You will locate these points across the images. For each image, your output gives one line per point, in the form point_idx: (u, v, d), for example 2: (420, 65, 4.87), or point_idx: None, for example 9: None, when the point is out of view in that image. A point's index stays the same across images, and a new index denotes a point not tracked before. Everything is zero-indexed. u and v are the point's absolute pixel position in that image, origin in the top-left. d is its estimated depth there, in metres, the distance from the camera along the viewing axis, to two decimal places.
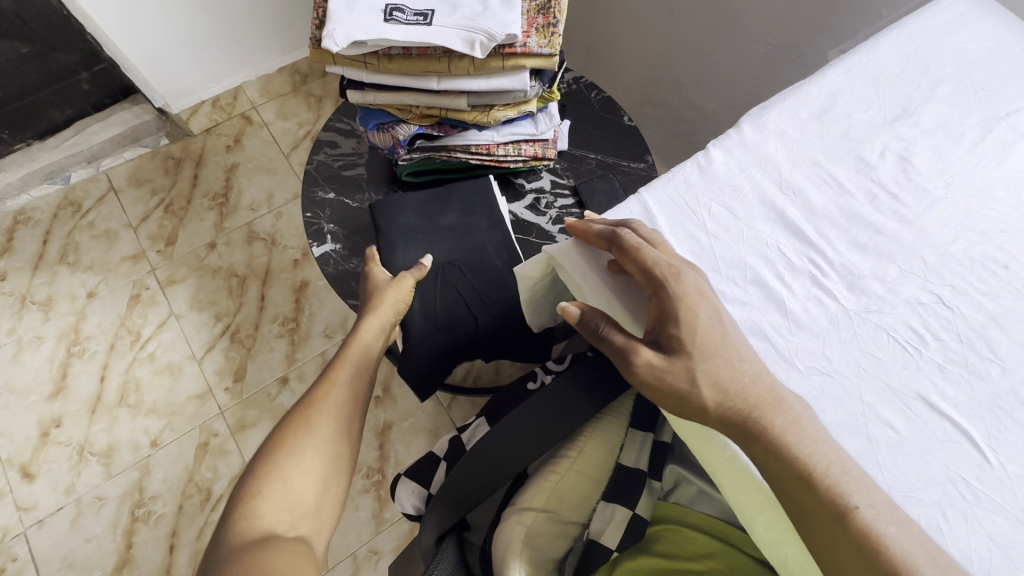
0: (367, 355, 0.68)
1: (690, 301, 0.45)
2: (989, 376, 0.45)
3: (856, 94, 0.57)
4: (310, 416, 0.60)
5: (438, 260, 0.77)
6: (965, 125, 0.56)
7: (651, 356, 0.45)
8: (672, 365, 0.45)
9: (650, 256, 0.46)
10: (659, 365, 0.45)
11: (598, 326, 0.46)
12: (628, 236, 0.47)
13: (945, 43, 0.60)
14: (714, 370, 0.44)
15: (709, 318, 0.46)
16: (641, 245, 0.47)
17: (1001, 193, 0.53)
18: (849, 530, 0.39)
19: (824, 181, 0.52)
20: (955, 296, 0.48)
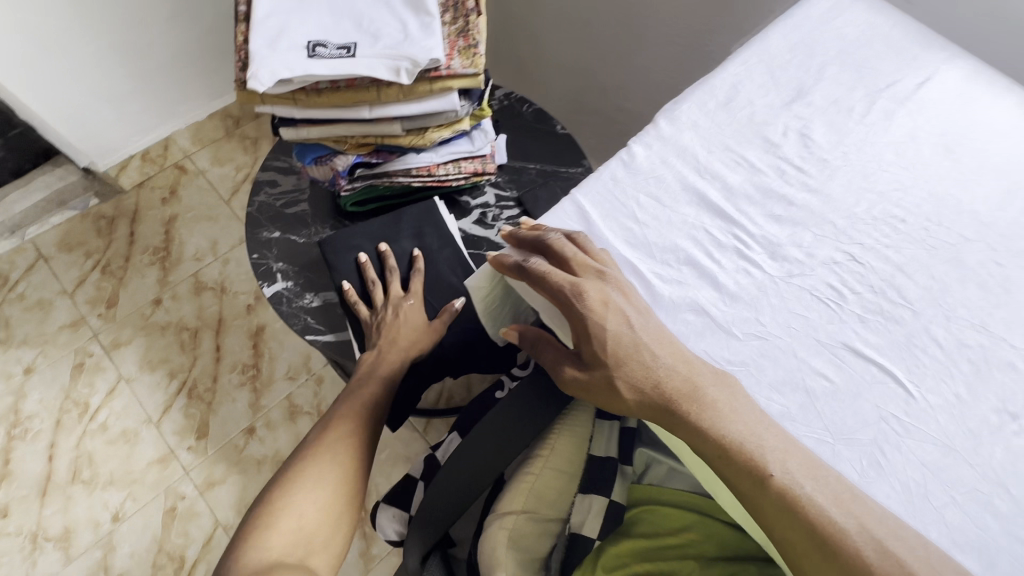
0: (390, 379, 0.71)
1: (597, 314, 0.47)
2: (902, 320, 0.50)
3: (755, 82, 0.62)
4: (331, 442, 0.64)
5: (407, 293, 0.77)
6: (853, 100, 0.62)
7: (575, 373, 0.49)
8: (594, 376, 0.48)
9: (555, 280, 0.49)
10: (581, 379, 0.48)
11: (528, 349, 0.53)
12: (535, 264, 0.50)
13: (826, 30, 0.66)
14: (628, 374, 0.47)
15: (618, 326, 0.47)
16: (543, 272, 0.49)
17: (890, 157, 0.59)
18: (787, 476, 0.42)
19: (737, 163, 0.57)
20: (865, 252, 0.53)
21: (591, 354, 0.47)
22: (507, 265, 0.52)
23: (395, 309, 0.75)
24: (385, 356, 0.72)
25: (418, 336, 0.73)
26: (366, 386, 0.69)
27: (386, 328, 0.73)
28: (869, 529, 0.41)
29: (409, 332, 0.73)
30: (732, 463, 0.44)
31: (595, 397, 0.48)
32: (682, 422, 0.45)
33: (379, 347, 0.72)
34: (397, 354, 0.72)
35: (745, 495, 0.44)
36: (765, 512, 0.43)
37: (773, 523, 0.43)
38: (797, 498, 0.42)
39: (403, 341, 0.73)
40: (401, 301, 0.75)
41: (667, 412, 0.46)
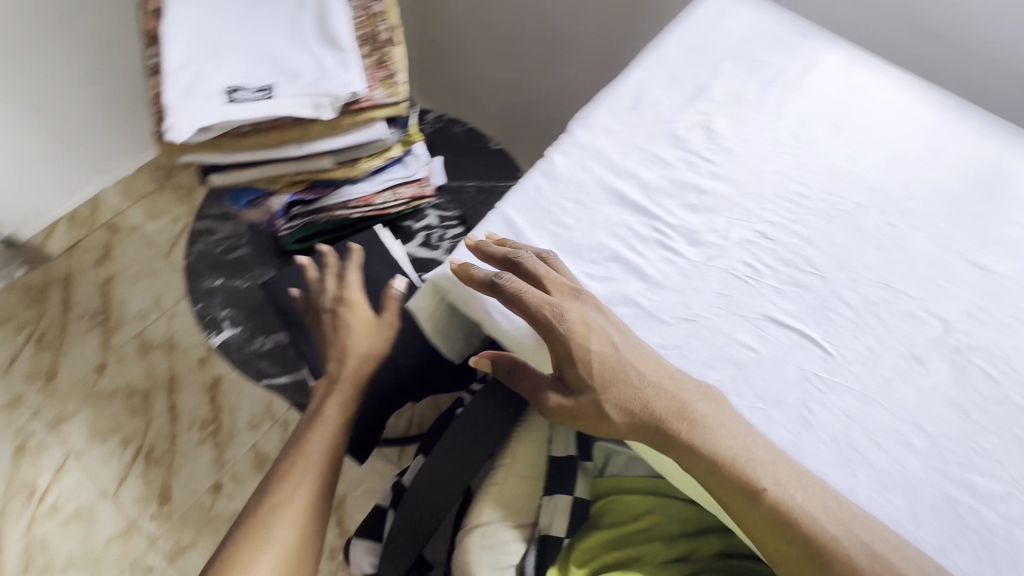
0: (346, 388, 0.69)
1: (580, 335, 0.48)
2: (813, 286, 0.54)
3: (659, 84, 0.67)
4: (291, 466, 0.63)
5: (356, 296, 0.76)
6: (748, 91, 0.67)
7: (557, 397, 0.49)
8: (581, 401, 0.48)
9: (533, 300, 0.49)
10: (562, 401, 0.48)
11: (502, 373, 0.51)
12: (510, 285, 0.50)
13: (717, 30, 0.72)
14: (618, 398, 0.47)
15: (601, 346, 0.48)
16: (518, 291, 0.50)
17: (786, 139, 0.64)
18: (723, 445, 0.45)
19: (650, 160, 0.60)
20: (773, 228, 0.57)
21: (575, 375, 0.48)
22: (482, 284, 0.51)
23: (339, 308, 0.74)
24: (338, 367, 0.70)
25: (367, 339, 0.71)
26: (323, 403, 0.68)
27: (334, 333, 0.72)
28: (814, 492, 0.44)
29: (357, 335, 0.71)
30: (727, 482, 0.44)
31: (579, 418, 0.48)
32: (672, 442, 0.46)
33: (332, 359, 0.71)
34: (350, 363, 0.70)
35: (739, 513, 0.44)
36: (759, 529, 0.44)
37: (769, 540, 0.43)
38: (794, 514, 0.43)
39: (350, 342, 0.71)
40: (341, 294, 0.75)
41: (657, 434, 0.46)
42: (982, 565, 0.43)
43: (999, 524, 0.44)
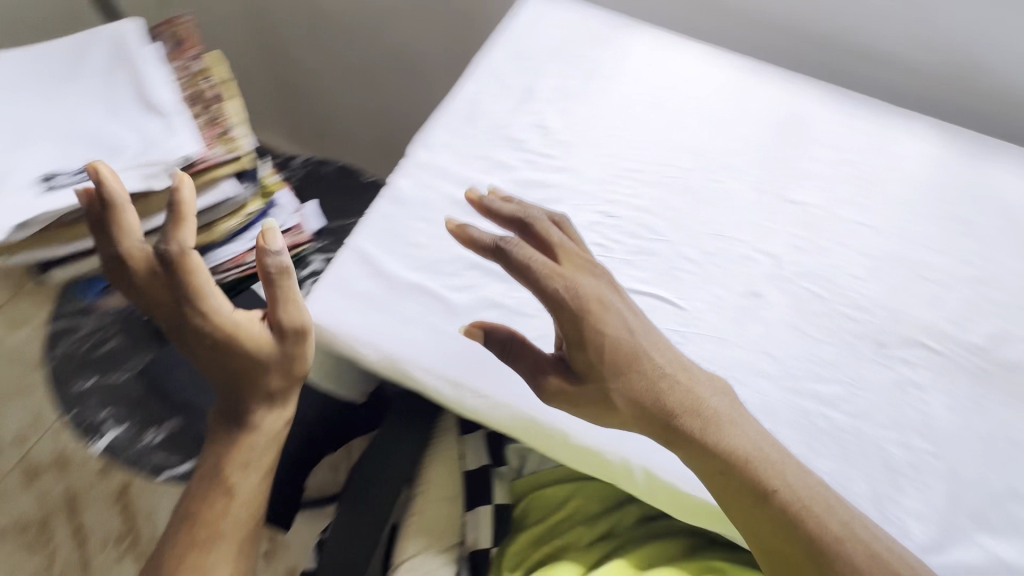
0: (252, 427, 0.56)
1: (595, 313, 0.46)
2: (659, 250, 0.59)
3: (489, 93, 0.70)
4: (203, 517, 0.54)
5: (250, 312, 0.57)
6: (572, 85, 0.72)
7: (561, 379, 0.46)
8: (585, 388, 0.46)
9: (540, 270, 0.46)
10: (566, 384, 0.46)
11: (497, 348, 0.48)
12: (517, 253, 0.47)
13: (534, 35, 0.77)
14: (624, 387, 0.44)
15: (615, 329, 0.46)
16: (526, 260, 0.47)
17: (613, 122, 0.69)
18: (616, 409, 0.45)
19: (492, 166, 0.63)
20: (615, 206, 0.62)
21: (584, 355, 0.45)
22: (487, 244, 0.47)
23: (223, 327, 0.56)
24: (239, 403, 0.57)
25: (273, 371, 0.56)
26: (228, 444, 0.56)
27: (221, 358, 0.56)
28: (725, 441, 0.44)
29: (252, 362, 0.55)
30: (735, 481, 0.43)
31: (583, 404, 0.46)
32: (684, 439, 0.44)
33: (229, 393, 0.57)
34: (249, 396, 0.56)
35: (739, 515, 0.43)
36: (760, 529, 0.43)
37: (767, 537, 0.43)
38: (797, 507, 0.42)
39: (249, 373, 0.56)
40: (221, 305, 0.57)
41: (664, 428, 0.44)
42: (838, 461, 0.49)
43: (845, 421, 0.51)
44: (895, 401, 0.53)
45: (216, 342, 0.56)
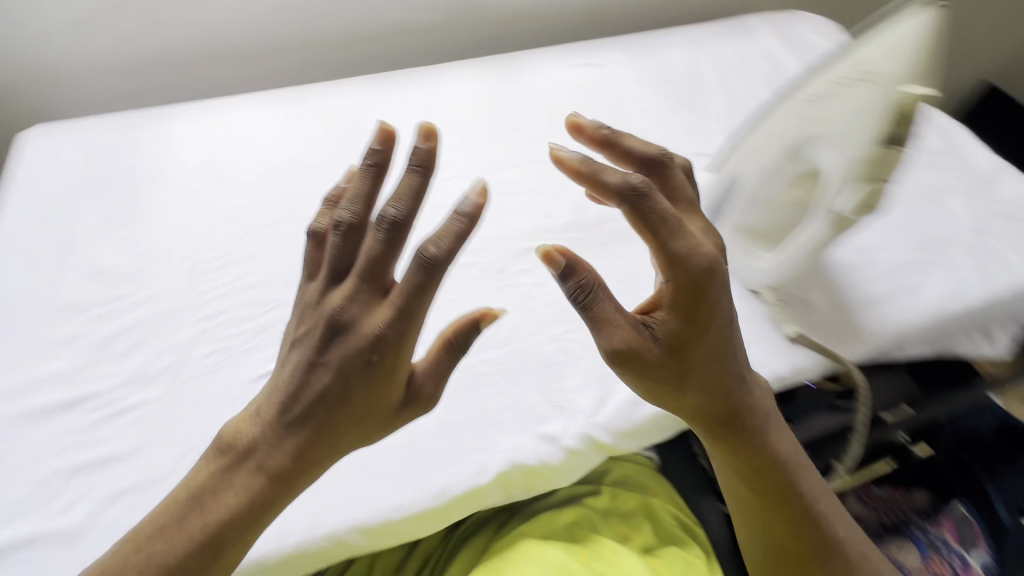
0: (295, 477, 0.38)
1: (723, 300, 0.40)
2: (276, 318, 0.57)
3: (18, 273, 0.59)
4: (170, 554, 0.36)
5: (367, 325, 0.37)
6: (115, 208, 0.65)
7: (630, 341, 0.38)
8: (664, 359, 0.40)
9: (676, 223, 0.37)
10: (641, 348, 0.39)
11: (570, 286, 0.37)
12: (661, 205, 0.37)
13: (48, 181, 0.67)
14: (707, 376, 0.41)
15: (726, 319, 0.41)
16: (668, 213, 0.37)
17: (177, 219, 0.64)
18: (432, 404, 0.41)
19: (53, 349, 0.54)
20: (214, 302, 0.57)
21: (690, 327, 0.39)
22: (622, 190, 0.36)
23: (350, 347, 0.37)
24: (305, 442, 0.38)
25: (354, 428, 0.39)
26: (251, 482, 0.37)
27: (313, 374, 0.38)
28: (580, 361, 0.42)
29: (356, 395, 0.37)
30: (766, 483, 0.46)
31: (650, 372, 0.39)
32: (742, 435, 0.45)
33: (309, 412, 0.38)
34: (311, 446, 0.38)
35: (753, 512, 0.47)
36: (771, 524, 0.46)
37: (771, 530, 0.47)
38: (815, 512, 0.46)
39: (348, 414, 0.38)
40: (391, 325, 0.36)
41: (720, 422, 0.44)
42: (509, 390, 0.53)
43: (499, 354, 0.56)
44: (530, 309, 0.59)
45: (332, 358, 0.37)
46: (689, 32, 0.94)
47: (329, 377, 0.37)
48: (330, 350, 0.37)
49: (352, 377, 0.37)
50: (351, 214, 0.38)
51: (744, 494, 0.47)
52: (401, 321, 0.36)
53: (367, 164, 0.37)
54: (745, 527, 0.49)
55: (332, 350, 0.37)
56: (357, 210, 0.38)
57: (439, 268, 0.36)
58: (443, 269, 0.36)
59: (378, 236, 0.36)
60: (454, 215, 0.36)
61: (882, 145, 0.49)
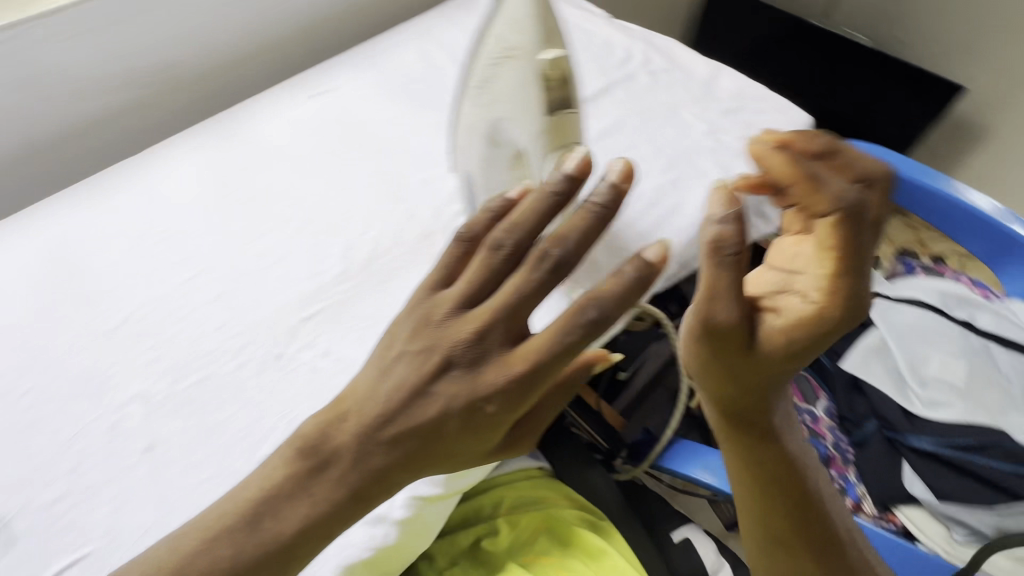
0: (371, 497, 0.36)
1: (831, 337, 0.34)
2: (16, 528, 0.47)
3: None
4: (226, 566, 0.35)
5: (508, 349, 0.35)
6: None
7: (726, 318, 0.35)
8: (743, 346, 0.36)
9: (852, 253, 0.31)
10: (733, 324, 0.35)
11: (716, 231, 0.34)
12: (852, 231, 0.31)
13: None
14: (771, 376, 0.39)
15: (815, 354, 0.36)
16: (850, 243, 0.31)
17: None
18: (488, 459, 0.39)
19: None
20: None
21: (804, 342, 0.34)
22: (828, 204, 0.32)
23: (461, 386, 0.35)
24: (396, 463, 0.35)
25: (450, 464, 0.37)
26: (330, 485, 0.36)
27: (423, 402, 0.35)
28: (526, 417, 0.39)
29: (455, 437, 0.35)
30: (779, 485, 0.47)
31: (722, 344, 0.36)
32: (769, 442, 0.46)
33: (408, 436, 0.35)
34: (415, 469, 0.36)
35: (761, 505, 0.49)
36: (779, 522, 0.48)
37: (781, 527, 0.48)
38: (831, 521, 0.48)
39: (438, 452, 0.36)
40: (517, 383, 0.34)
41: (760, 420, 0.45)
42: None
43: None
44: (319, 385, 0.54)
45: (443, 394, 0.35)
46: (415, 23, 0.91)
47: (450, 410, 0.35)
48: (444, 380, 0.35)
49: (469, 416, 0.35)
50: (517, 243, 0.37)
51: (754, 489, 0.48)
52: (530, 380, 0.34)
53: (550, 190, 0.36)
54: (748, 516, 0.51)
55: (445, 382, 0.35)
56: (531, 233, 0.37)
57: (594, 331, 0.34)
58: (596, 335, 0.34)
59: (541, 271, 0.35)
60: (628, 268, 0.35)
61: (553, 114, 0.42)
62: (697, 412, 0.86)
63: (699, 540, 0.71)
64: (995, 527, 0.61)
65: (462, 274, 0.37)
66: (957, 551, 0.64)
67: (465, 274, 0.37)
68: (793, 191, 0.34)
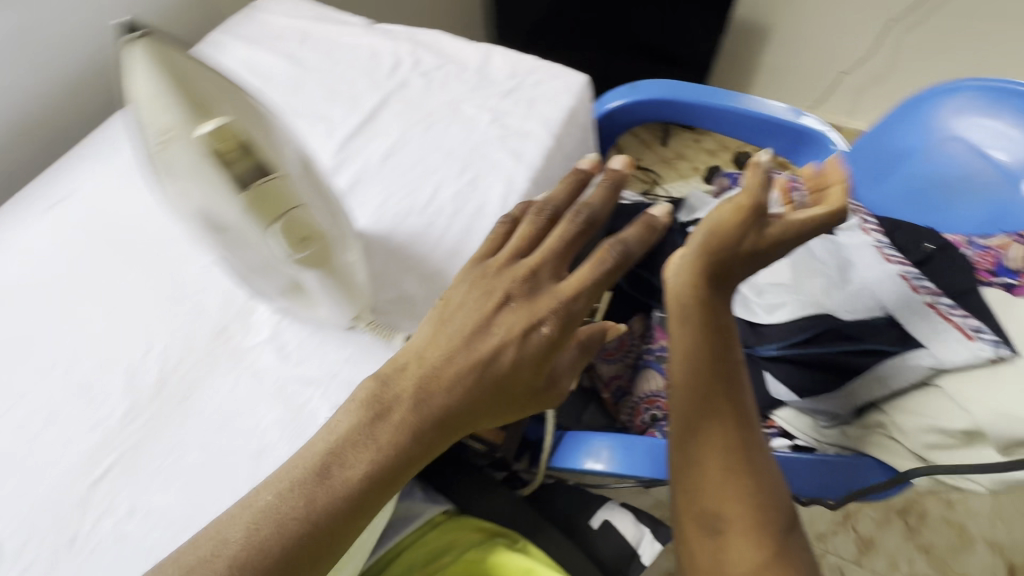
0: (434, 442, 0.48)
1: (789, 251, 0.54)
2: None
3: None
4: (303, 525, 0.43)
5: (567, 273, 0.54)
6: None
7: (753, 206, 0.51)
8: (737, 245, 0.52)
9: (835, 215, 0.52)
10: (748, 212, 0.51)
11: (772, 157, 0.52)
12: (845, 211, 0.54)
13: None
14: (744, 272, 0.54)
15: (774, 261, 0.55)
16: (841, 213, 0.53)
17: None
18: (517, 414, 0.52)
19: None
20: None
21: (790, 236, 0.52)
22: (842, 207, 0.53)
23: (519, 318, 0.51)
24: (472, 385, 0.49)
25: (516, 397, 0.51)
26: (434, 394, 0.48)
27: (489, 331, 0.51)
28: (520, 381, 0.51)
29: (520, 361, 0.50)
30: (715, 390, 0.53)
31: (737, 229, 0.51)
32: (710, 350, 0.54)
33: (489, 356, 0.50)
34: (489, 398, 0.50)
35: (700, 379, 0.54)
36: (719, 399, 0.53)
37: (718, 404, 0.53)
38: (752, 416, 0.54)
39: (497, 386, 0.50)
40: (560, 306, 0.52)
41: (709, 322, 0.54)
42: None
43: None
44: (129, 553, 0.46)
45: (504, 324, 0.51)
46: None
47: (523, 325, 0.52)
48: (502, 315, 0.51)
49: (530, 325, 0.51)
50: (554, 210, 0.57)
51: (699, 390, 0.53)
52: (576, 298, 0.52)
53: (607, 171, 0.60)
54: (682, 392, 0.54)
55: (505, 317, 0.51)
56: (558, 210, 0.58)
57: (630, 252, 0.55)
58: (625, 260, 0.54)
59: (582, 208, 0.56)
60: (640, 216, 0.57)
61: (244, 189, 0.38)
62: (589, 384, 0.90)
63: (619, 518, 0.71)
64: (845, 404, 0.64)
65: (512, 239, 0.56)
66: (824, 440, 0.66)
67: (516, 238, 0.56)
68: (831, 189, 0.55)
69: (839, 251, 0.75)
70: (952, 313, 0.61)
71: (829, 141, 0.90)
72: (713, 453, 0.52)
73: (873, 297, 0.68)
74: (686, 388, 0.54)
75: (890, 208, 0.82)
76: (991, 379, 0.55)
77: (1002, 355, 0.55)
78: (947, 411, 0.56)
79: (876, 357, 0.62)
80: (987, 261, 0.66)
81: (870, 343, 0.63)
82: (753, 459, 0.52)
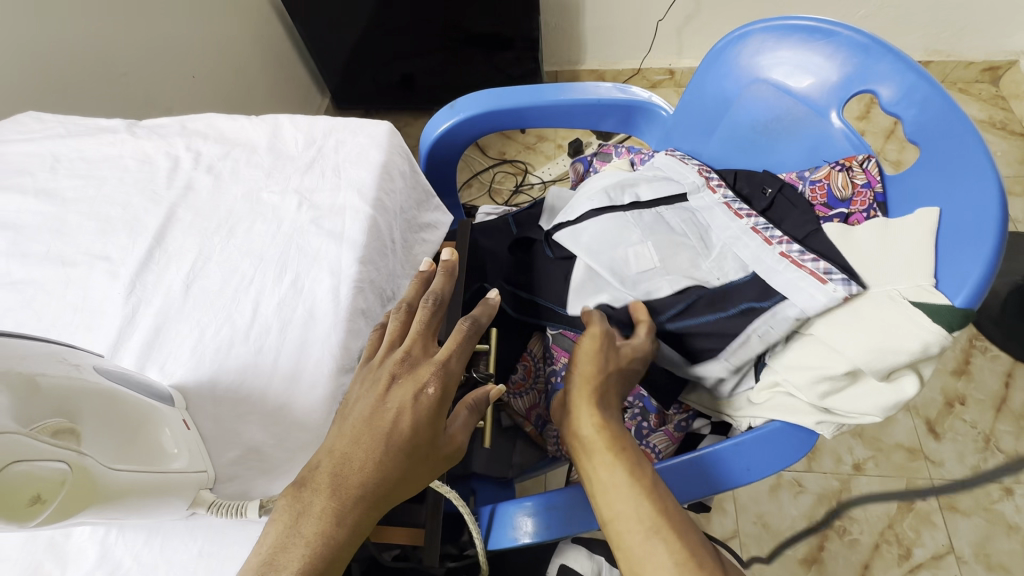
0: (370, 516, 0.45)
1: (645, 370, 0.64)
2: None
3: None
4: None
5: (433, 346, 0.51)
6: None
7: (596, 344, 0.58)
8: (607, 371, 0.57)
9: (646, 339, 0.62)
10: (600, 348, 0.58)
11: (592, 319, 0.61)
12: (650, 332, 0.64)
13: None
14: (617, 382, 0.58)
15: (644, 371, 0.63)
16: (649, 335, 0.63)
17: None
18: (424, 480, 0.48)
19: None
20: None
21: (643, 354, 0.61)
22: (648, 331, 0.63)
23: (408, 388, 0.48)
24: (393, 451, 0.45)
25: (421, 466, 0.47)
26: (360, 461, 0.45)
27: (384, 409, 0.47)
28: (424, 446, 0.47)
29: (420, 425, 0.46)
30: (631, 502, 0.49)
31: (594, 362, 0.57)
32: (608, 465, 0.51)
33: (393, 419, 0.46)
34: (409, 466, 0.46)
35: (620, 505, 0.49)
36: (644, 507, 0.48)
37: (644, 515, 0.48)
38: (676, 509, 0.49)
39: (400, 453, 0.45)
40: (442, 365, 0.49)
41: (598, 444, 0.52)
42: None
43: None
44: None
45: (395, 399, 0.47)
46: None
47: (412, 396, 0.47)
48: (392, 392, 0.47)
49: (415, 391, 0.47)
50: (409, 301, 0.54)
51: (615, 513, 0.49)
52: (454, 355, 0.50)
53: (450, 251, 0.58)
54: (612, 523, 0.50)
55: (395, 392, 0.47)
56: (410, 297, 0.55)
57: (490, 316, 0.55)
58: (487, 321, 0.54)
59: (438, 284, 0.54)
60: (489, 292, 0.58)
61: None
62: (501, 416, 0.85)
63: (573, 557, 0.73)
64: (732, 365, 0.64)
65: (386, 339, 0.52)
66: (738, 413, 0.67)
67: (387, 332, 0.52)
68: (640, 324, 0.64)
69: (694, 218, 0.75)
70: (803, 259, 0.62)
71: (656, 106, 0.90)
72: (662, 570, 0.46)
73: (735, 259, 0.68)
74: (612, 518, 0.50)
75: (726, 159, 0.83)
76: (852, 315, 0.56)
77: (853, 291, 0.56)
78: (826, 357, 0.56)
79: (749, 316, 0.62)
80: (820, 193, 0.68)
81: (741, 302, 0.64)
82: (701, 557, 0.46)
